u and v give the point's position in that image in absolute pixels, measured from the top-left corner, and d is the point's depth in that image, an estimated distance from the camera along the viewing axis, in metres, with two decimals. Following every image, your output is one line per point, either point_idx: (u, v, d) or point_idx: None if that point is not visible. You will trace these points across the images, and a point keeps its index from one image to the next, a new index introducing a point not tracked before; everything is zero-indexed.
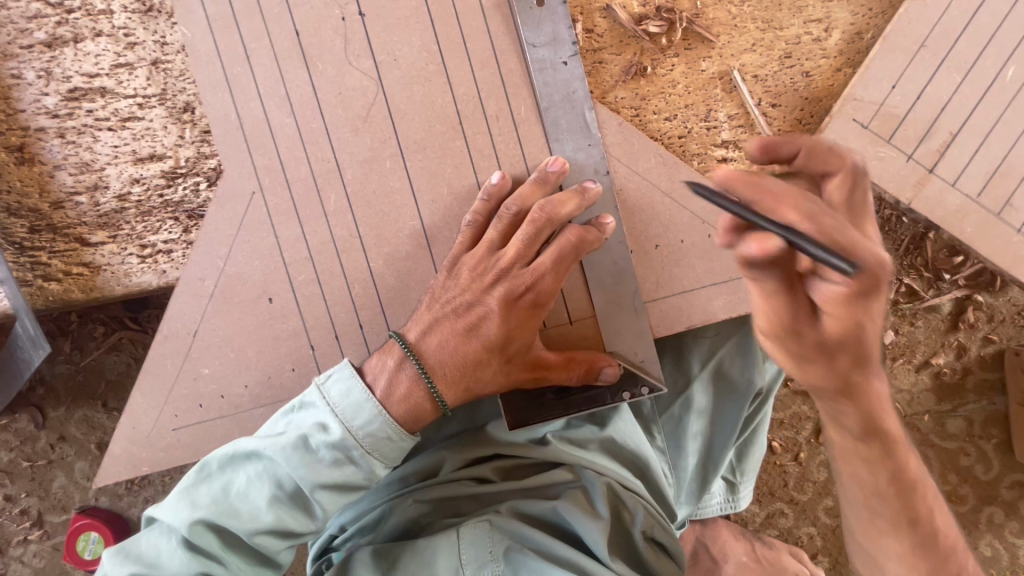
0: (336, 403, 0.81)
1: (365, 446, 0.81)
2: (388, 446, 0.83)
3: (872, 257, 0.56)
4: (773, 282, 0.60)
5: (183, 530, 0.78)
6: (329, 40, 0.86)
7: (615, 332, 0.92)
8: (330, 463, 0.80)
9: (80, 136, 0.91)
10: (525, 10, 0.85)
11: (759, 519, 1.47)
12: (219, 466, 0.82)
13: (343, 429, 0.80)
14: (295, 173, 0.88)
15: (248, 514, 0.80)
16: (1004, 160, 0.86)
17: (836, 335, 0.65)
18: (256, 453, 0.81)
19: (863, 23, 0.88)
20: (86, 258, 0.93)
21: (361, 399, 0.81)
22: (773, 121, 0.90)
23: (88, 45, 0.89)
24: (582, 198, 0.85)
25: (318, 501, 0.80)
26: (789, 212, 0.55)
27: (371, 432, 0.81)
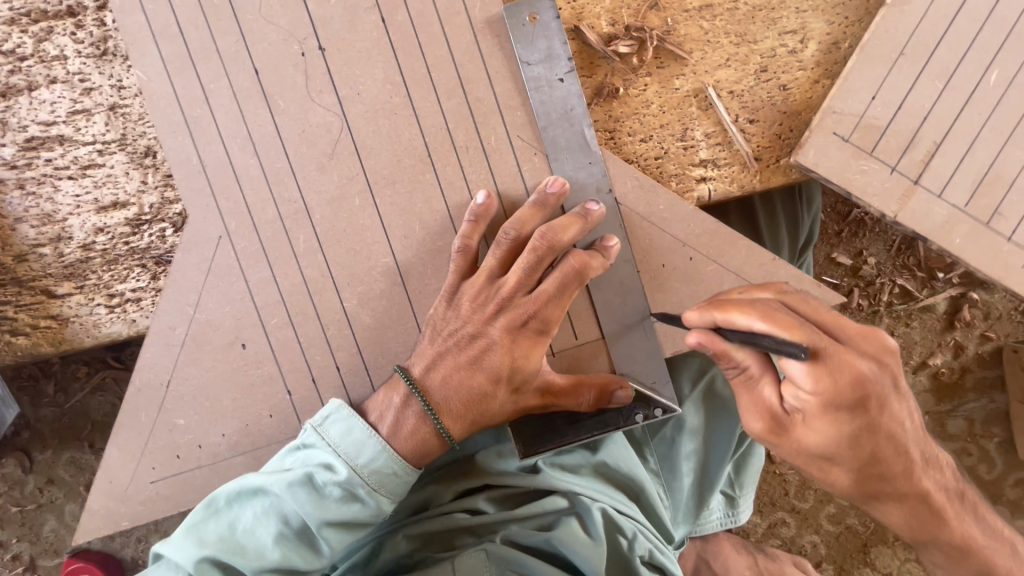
0: (338, 443, 0.80)
1: (371, 483, 0.79)
2: (394, 481, 0.81)
3: (846, 367, 0.65)
4: (750, 364, 0.72)
5: (189, 568, 0.75)
6: (289, 77, 0.84)
7: (626, 353, 0.90)
8: (337, 500, 0.78)
9: (40, 186, 0.88)
10: (517, 28, 0.83)
11: (760, 529, 1.45)
12: (226, 503, 0.79)
13: (349, 468, 0.79)
14: (262, 216, 0.86)
15: (256, 550, 0.77)
16: (991, 167, 0.83)
17: (816, 446, 0.71)
18: (262, 487, 0.78)
19: (840, 32, 0.86)
20: (53, 310, 0.91)
21: (364, 436, 0.80)
22: (751, 137, 0.87)
23: (43, 93, 0.87)
24: (585, 220, 0.83)
25: (326, 537, 0.78)
26: (752, 313, 0.65)
27: (377, 468, 0.80)
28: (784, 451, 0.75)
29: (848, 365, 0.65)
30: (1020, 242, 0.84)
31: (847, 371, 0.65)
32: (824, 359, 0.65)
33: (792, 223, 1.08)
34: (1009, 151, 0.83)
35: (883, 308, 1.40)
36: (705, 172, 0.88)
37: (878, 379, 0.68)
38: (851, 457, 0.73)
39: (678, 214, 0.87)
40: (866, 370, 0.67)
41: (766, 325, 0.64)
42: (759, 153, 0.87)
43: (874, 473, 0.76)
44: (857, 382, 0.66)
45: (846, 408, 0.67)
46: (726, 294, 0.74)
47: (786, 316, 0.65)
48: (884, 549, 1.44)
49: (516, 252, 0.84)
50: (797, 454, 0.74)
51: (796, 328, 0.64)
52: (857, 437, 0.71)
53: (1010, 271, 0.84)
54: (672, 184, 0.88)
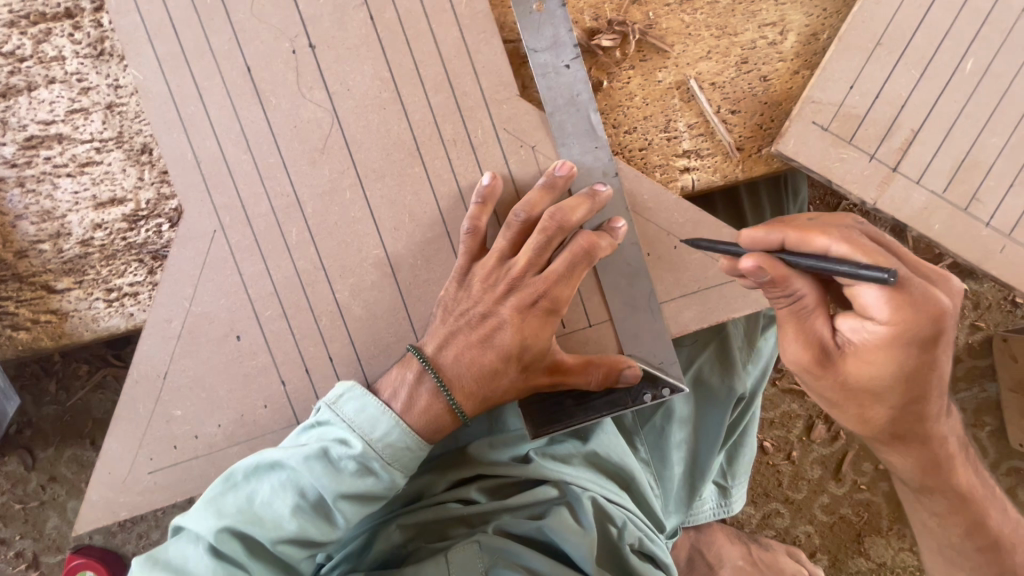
0: (352, 419, 0.81)
1: (385, 457, 0.80)
2: (408, 456, 0.82)
3: (935, 301, 0.66)
4: (810, 298, 0.70)
5: (209, 537, 0.76)
6: (281, 74, 0.86)
7: (632, 334, 0.91)
8: (352, 473, 0.79)
9: (40, 184, 0.91)
10: (524, 15, 0.85)
11: (754, 520, 1.47)
12: (245, 476, 0.81)
13: (363, 442, 0.80)
14: (255, 210, 0.88)
15: (273, 520, 0.78)
16: (968, 154, 0.85)
17: (863, 380, 0.73)
18: (281, 459, 0.79)
19: (819, 24, 0.88)
20: (53, 305, 0.93)
21: (377, 412, 0.82)
22: (733, 127, 0.89)
23: (41, 93, 0.89)
24: (592, 201, 0.84)
25: (343, 507, 0.79)
26: (822, 239, 0.68)
27: (390, 443, 0.81)
28: (826, 385, 0.76)
29: (928, 298, 0.66)
30: (999, 227, 0.86)
31: (931, 302, 0.66)
32: (904, 290, 0.66)
33: (778, 214, 1.10)
34: (986, 138, 0.85)
35: None
36: (689, 162, 0.90)
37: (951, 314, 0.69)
38: (894, 395, 0.74)
39: (662, 204, 0.89)
40: (944, 305, 0.67)
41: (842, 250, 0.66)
42: (740, 143, 0.89)
43: (909, 410, 0.77)
44: (935, 319, 0.67)
45: (916, 341, 0.67)
46: (786, 220, 0.76)
47: (867, 246, 0.68)
48: (877, 539, 1.45)
49: (526, 234, 0.86)
50: (841, 387, 0.75)
51: (874, 255, 0.66)
52: (912, 373, 0.71)
53: (989, 256, 0.86)
54: (656, 174, 0.90)
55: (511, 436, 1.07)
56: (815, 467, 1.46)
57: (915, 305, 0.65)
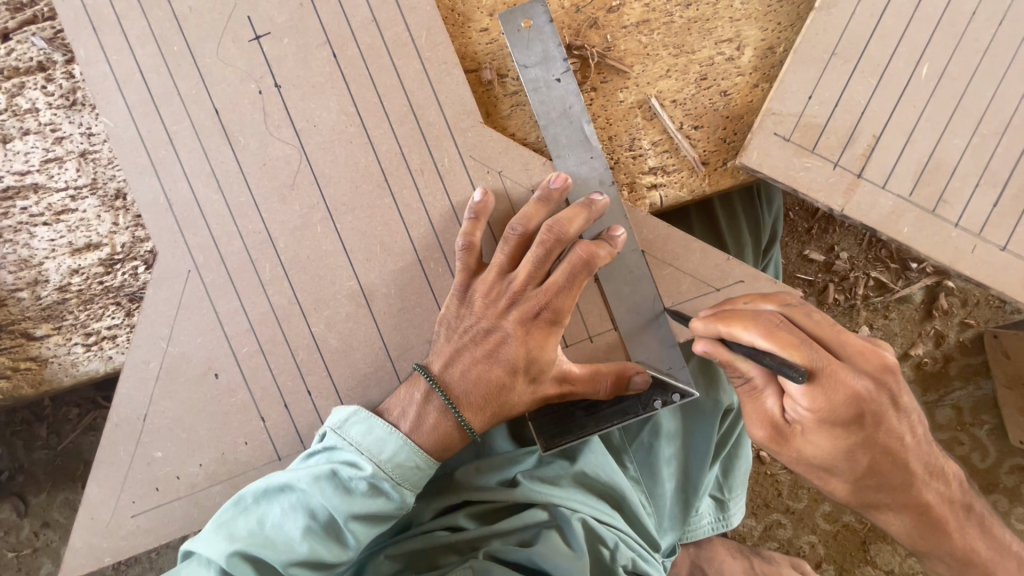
0: (360, 442, 0.81)
1: (395, 477, 0.80)
2: (417, 475, 0.82)
3: (843, 387, 0.70)
4: (756, 376, 0.77)
5: (219, 562, 0.75)
6: (248, 115, 0.88)
7: (639, 341, 0.90)
8: (363, 493, 0.78)
9: (16, 233, 0.92)
10: (513, 33, 0.86)
11: (756, 532, 1.44)
12: (254, 499, 0.79)
13: (373, 464, 0.79)
14: (228, 249, 0.89)
15: (285, 542, 0.76)
16: (932, 157, 0.85)
17: (815, 455, 0.77)
18: (291, 479, 0.79)
19: (774, 37, 0.89)
20: (33, 352, 0.93)
21: (385, 434, 0.81)
22: (697, 142, 0.90)
23: (17, 144, 0.91)
24: (589, 210, 0.83)
25: (356, 529, 0.78)
26: (748, 331, 0.71)
27: (400, 463, 0.80)
28: (786, 457, 0.81)
29: (845, 384, 0.70)
30: (968, 226, 0.86)
31: (844, 389, 0.70)
32: (823, 379, 0.70)
33: (754, 222, 1.10)
34: (949, 140, 0.85)
35: (861, 302, 1.41)
36: (655, 179, 0.90)
37: (873, 392, 0.73)
38: (847, 467, 0.78)
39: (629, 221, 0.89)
40: (861, 388, 0.71)
41: (762, 337, 0.70)
42: (705, 157, 0.90)
43: (870, 483, 0.79)
44: (852, 399, 0.71)
45: (842, 422, 0.72)
46: (730, 302, 0.81)
47: (789, 335, 0.70)
48: (884, 546, 1.42)
49: (525, 246, 0.85)
50: (797, 461, 0.80)
51: (795, 347, 0.69)
52: (856, 450, 0.76)
53: (962, 256, 0.86)
54: (624, 192, 0.91)
55: (498, 458, 1.04)
56: None
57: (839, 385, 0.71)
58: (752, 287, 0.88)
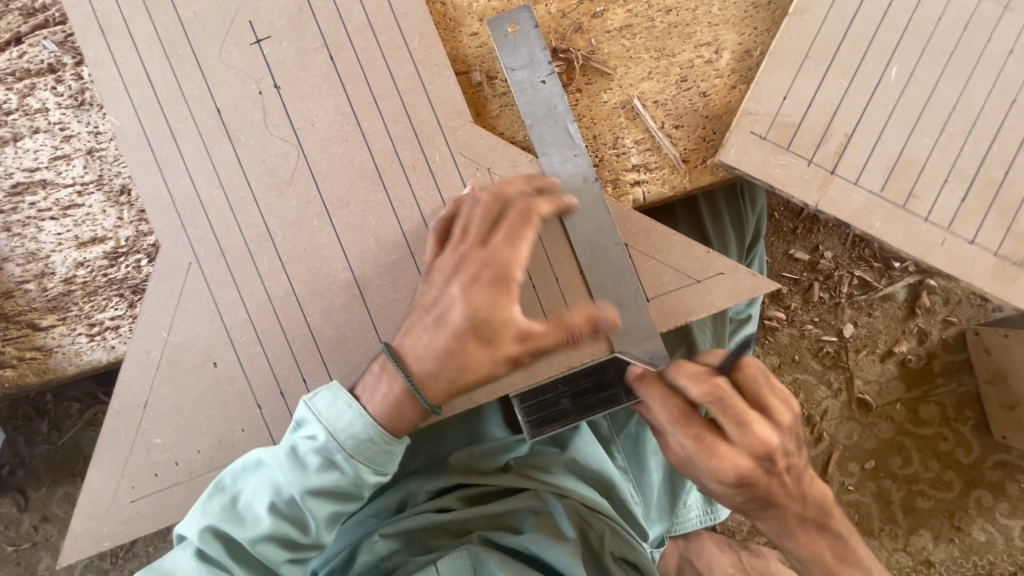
0: (320, 415, 0.81)
1: (349, 450, 0.81)
2: (371, 448, 0.82)
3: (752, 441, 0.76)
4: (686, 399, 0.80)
5: (195, 537, 0.80)
6: (248, 114, 0.92)
7: (623, 331, 0.92)
8: (319, 468, 0.80)
9: (25, 228, 0.96)
10: (503, 38, 0.91)
11: (745, 527, 1.46)
12: (229, 478, 0.84)
13: (329, 437, 0.80)
14: (227, 242, 0.92)
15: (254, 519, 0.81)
16: (902, 155, 0.89)
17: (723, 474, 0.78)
18: (258, 459, 0.83)
19: (751, 41, 0.94)
20: (38, 341, 0.96)
21: (343, 406, 0.81)
22: (678, 141, 0.94)
23: (27, 142, 0.95)
24: (533, 178, 0.86)
25: (313, 504, 0.81)
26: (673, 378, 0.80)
27: (354, 435, 0.81)
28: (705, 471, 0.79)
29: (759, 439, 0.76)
30: (937, 221, 0.89)
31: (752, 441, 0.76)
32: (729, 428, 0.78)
33: (738, 219, 1.14)
34: (918, 139, 0.89)
35: (845, 300, 1.45)
36: (638, 176, 0.94)
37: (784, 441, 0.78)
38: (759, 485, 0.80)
39: (613, 215, 0.92)
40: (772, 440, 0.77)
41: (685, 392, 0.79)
42: (686, 155, 0.94)
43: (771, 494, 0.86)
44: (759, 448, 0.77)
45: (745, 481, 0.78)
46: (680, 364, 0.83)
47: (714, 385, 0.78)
48: (871, 541, 1.44)
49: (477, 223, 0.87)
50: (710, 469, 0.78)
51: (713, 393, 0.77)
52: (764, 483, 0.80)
53: (931, 249, 0.89)
54: (608, 188, 0.94)
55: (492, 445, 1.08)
56: None
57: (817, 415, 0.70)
58: (731, 279, 0.92)
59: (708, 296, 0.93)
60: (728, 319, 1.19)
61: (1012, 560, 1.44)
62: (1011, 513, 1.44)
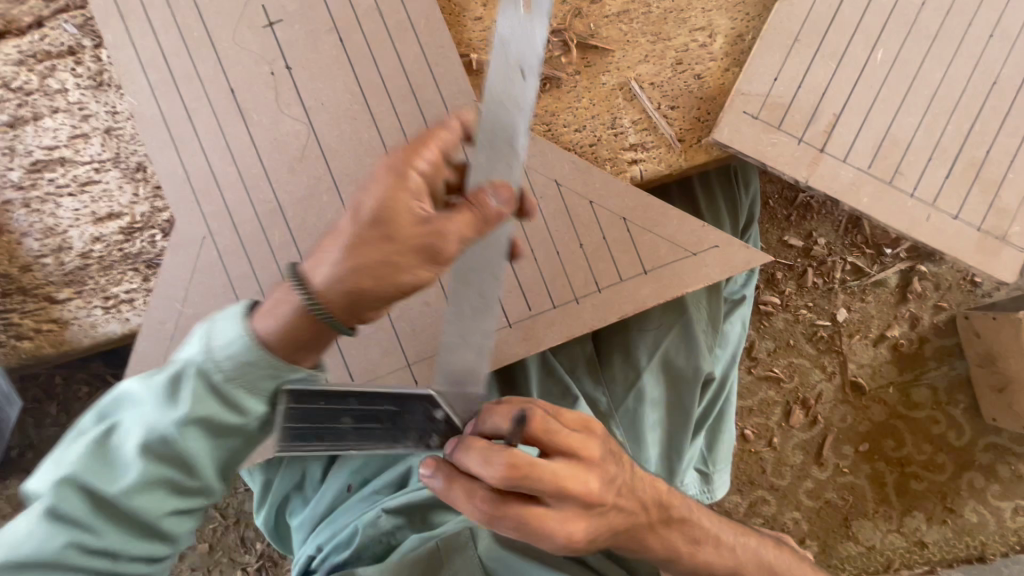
0: (199, 333, 0.65)
1: (228, 374, 0.64)
2: (256, 371, 0.65)
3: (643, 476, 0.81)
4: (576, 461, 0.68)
5: (43, 495, 0.64)
6: (261, 94, 0.95)
7: (622, 300, 0.97)
8: (195, 398, 0.64)
9: (43, 204, 0.99)
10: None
11: (742, 509, 1.48)
12: (94, 422, 0.68)
13: (203, 359, 0.64)
14: (240, 217, 0.96)
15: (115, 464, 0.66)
16: (888, 133, 0.93)
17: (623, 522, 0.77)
18: (114, 396, 0.69)
19: (743, 26, 0.98)
20: (55, 314, 0.99)
21: (223, 320, 0.65)
22: (674, 121, 0.98)
23: (46, 121, 0.98)
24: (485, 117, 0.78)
25: (187, 441, 0.65)
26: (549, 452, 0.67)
27: (233, 355, 0.64)
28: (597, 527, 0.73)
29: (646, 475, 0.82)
30: (922, 197, 0.93)
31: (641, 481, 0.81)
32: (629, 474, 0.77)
33: (732, 201, 1.18)
34: (904, 118, 0.93)
35: (838, 286, 1.48)
36: (636, 155, 0.98)
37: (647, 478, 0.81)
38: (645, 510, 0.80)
39: (612, 191, 0.96)
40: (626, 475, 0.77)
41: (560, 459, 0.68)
42: (681, 135, 0.98)
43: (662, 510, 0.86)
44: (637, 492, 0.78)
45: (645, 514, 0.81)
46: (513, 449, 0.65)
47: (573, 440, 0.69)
48: (865, 522, 1.47)
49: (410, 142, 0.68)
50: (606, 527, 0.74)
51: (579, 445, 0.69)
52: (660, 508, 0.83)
53: (917, 224, 0.93)
54: (607, 166, 0.98)
55: None
56: (797, 452, 1.49)
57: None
58: (726, 252, 0.96)
59: (704, 269, 0.97)
60: (723, 297, 1.22)
61: (1004, 540, 1.46)
62: (1003, 495, 1.47)
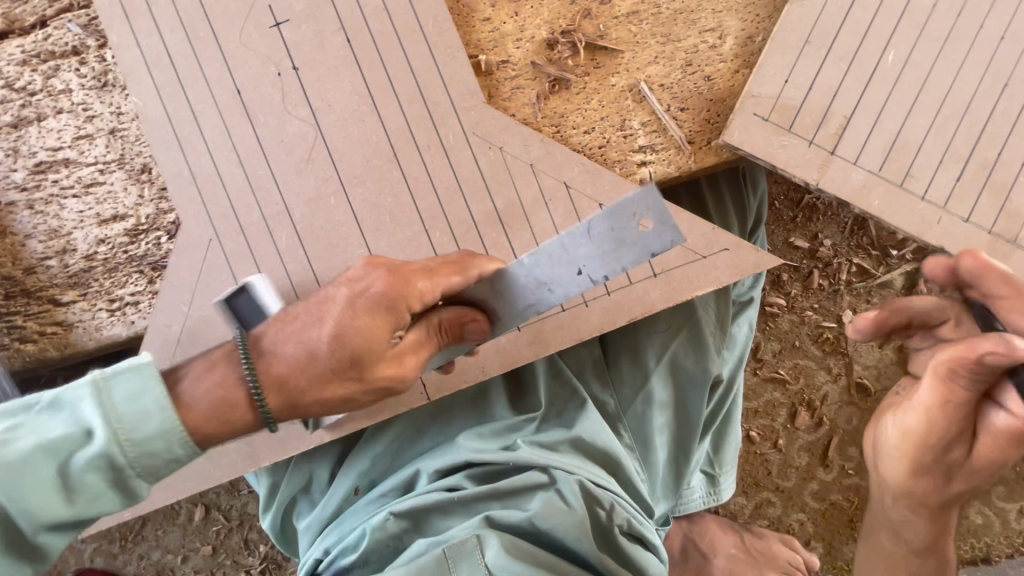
0: (121, 404, 0.63)
1: (140, 453, 0.64)
2: (173, 453, 0.66)
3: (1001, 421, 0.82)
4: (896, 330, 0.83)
5: None
6: (268, 95, 0.95)
7: (630, 303, 0.96)
8: (102, 469, 0.63)
9: (47, 205, 0.98)
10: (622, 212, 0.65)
11: (747, 511, 1.48)
12: None
13: (120, 434, 0.63)
14: (247, 219, 0.95)
15: (12, 464, 0.61)
16: (899, 135, 0.93)
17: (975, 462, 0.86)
18: (28, 432, 0.62)
19: (753, 27, 0.97)
20: (59, 317, 0.98)
21: (149, 401, 0.64)
22: (683, 123, 0.97)
23: (50, 122, 0.97)
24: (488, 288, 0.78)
25: (86, 486, 0.64)
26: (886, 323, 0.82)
27: (160, 436, 0.64)
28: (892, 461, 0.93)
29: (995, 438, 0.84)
30: (933, 199, 0.93)
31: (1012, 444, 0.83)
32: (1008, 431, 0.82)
33: (740, 203, 1.17)
34: (916, 119, 0.93)
35: (844, 287, 1.48)
36: (645, 156, 0.97)
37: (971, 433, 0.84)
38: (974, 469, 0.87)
39: (622, 193, 0.95)
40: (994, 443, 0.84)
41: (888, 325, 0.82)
42: (691, 137, 0.97)
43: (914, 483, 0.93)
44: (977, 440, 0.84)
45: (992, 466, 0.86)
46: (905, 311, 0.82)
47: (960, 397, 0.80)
48: None
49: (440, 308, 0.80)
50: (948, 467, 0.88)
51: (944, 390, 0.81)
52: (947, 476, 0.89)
53: (927, 227, 0.93)
54: (616, 169, 0.97)
55: (499, 424, 1.09)
56: (803, 454, 1.49)
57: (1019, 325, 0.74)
58: (735, 255, 0.96)
59: (714, 272, 0.96)
60: (731, 299, 1.22)
61: (1009, 542, 1.46)
62: (1008, 496, 1.47)
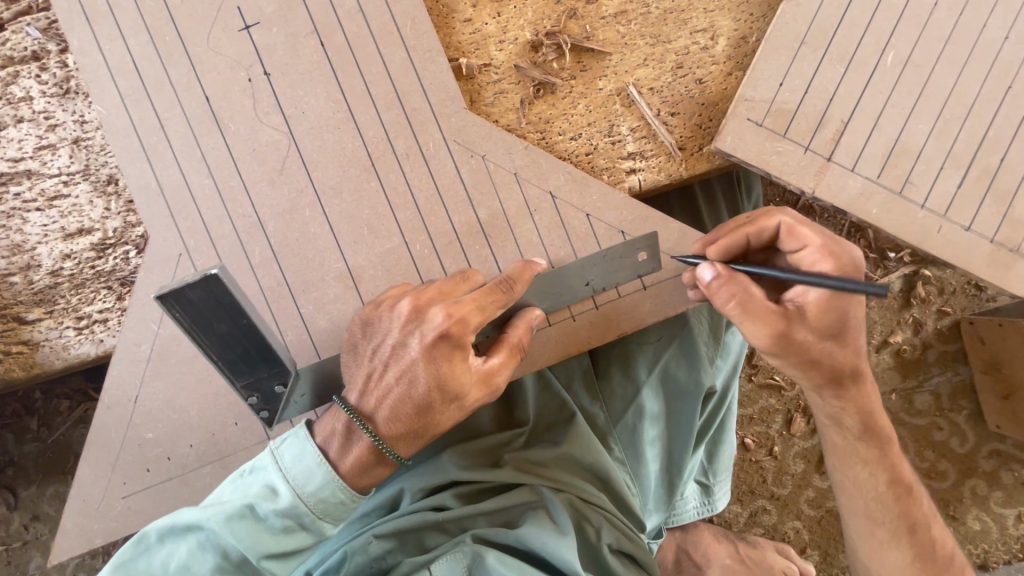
0: (288, 468, 0.77)
1: (316, 511, 0.77)
2: (340, 508, 0.78)
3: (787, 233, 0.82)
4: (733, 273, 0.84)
5: None
6: (238, 102, 0.90)
7: (618, 318, 0.93)
8: (279, 530, 0.76)
9: (9, 219, 0.93)
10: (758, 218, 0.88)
11: (742, 519, 1.45)
12: (158, 537, 0.77)
13: (292, 494, 0.76)
14: (218, 232, 0.91)
15: (230, 519, 0.75)
16: (898, 139, 0.89)
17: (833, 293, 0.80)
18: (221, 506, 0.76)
19: (746, 28, 0.93)
20: (25, 336, 0.94)
21: (313, 463, 0.77)
22: (674, 128, 0.93)
23: (10, 132, 0.92)
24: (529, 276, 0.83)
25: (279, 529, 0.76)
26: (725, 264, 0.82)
27: (322, 497, 0.77)
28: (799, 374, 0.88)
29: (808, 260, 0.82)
30: (933, 208, 0.89)
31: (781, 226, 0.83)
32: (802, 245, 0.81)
33: (733, 208, 1.14)
34: (916, 123, 0.89)
35: None
36: (634, 164, 0.93)
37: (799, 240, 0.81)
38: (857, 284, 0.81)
39: (610, 203, 0.91)
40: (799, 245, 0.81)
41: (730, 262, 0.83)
42: (681, 143, 0.93)
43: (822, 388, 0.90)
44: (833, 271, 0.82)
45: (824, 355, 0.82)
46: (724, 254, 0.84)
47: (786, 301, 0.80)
48: None
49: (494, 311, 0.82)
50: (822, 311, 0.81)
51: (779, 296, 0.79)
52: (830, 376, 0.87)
53: (927, 236, 0.89)
54: (603, 176, 0.93)
55: (485, 441, 1.05)
56: (798, 461, 1.47)
57: (813, 245, 0.80)
58: None
59: None
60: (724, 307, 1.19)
61: (1007, 548, 1.44)
62: (1006, 501, 1.45)
